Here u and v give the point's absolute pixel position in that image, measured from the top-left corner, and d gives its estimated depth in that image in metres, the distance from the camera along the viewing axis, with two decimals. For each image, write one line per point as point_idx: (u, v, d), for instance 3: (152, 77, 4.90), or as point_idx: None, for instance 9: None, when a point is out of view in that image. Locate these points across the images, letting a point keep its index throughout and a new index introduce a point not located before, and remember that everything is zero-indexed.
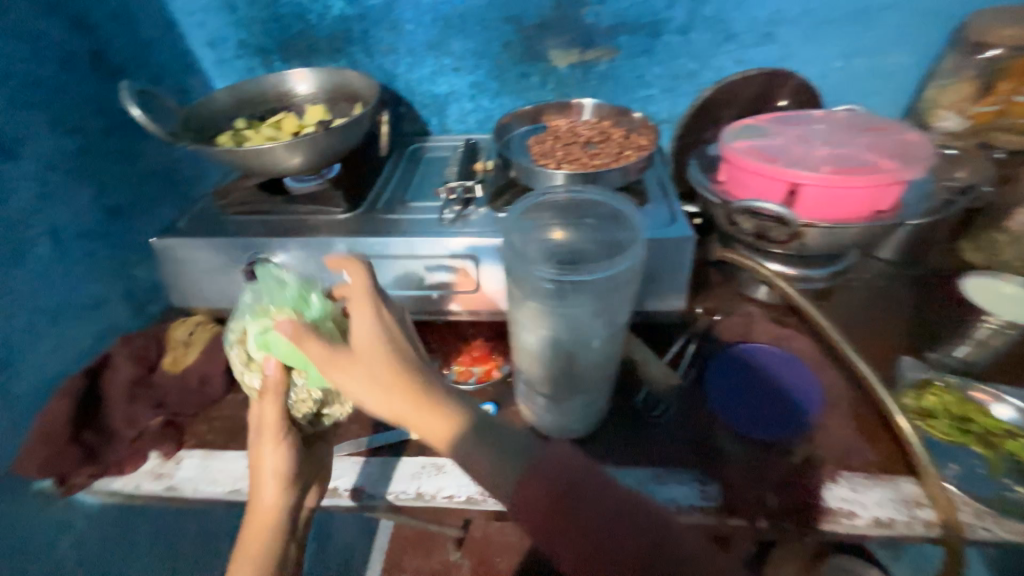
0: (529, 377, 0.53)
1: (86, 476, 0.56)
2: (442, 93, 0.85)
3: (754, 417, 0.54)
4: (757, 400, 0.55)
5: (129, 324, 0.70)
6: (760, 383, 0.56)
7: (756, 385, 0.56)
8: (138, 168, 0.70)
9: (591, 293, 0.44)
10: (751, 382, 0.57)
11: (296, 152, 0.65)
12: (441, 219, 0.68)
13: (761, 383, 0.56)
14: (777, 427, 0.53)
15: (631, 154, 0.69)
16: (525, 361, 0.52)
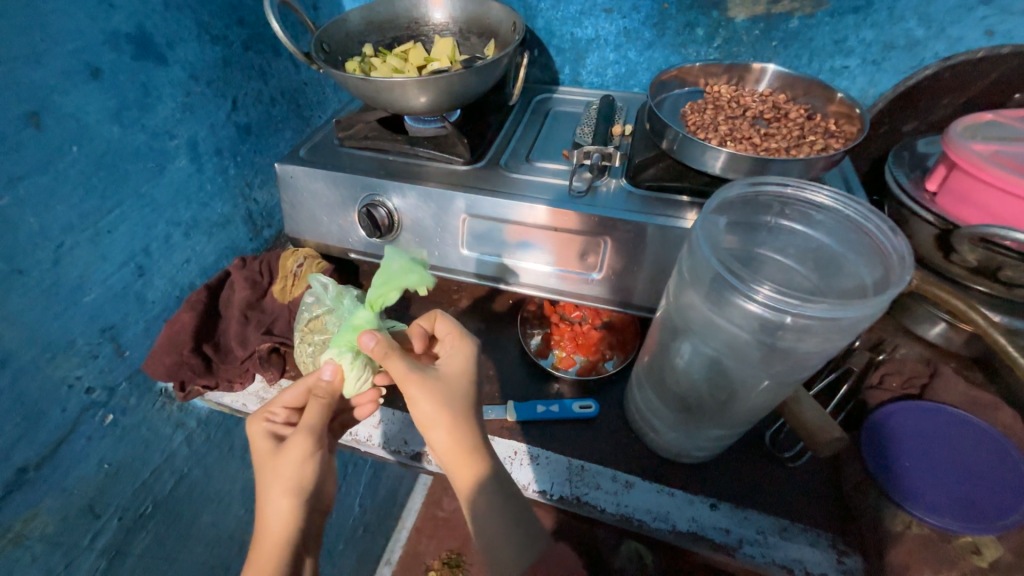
0: (671, 390, 0.47)
1: (202, 386, 0.60)
2: (585, 38, 0.74)
3: (927, 492, 0.44)
4: (933, 474, 0.45)
5: (246, 245, 0.71)
6: (942, 456, 0.46)
7: (935, 457, 0.46)
8: (269, 87, 0.68)
9: (801, 336, 0.35)
10: (928, 453, 0.46)
11: (429, 90, 0.59)
12: (570, 187, 0.59)
13: (942, 456, 0.46)
14: (956, 515, 0.42)
15: (815, 140, 0.56)
16: (675, 370, 0.46)
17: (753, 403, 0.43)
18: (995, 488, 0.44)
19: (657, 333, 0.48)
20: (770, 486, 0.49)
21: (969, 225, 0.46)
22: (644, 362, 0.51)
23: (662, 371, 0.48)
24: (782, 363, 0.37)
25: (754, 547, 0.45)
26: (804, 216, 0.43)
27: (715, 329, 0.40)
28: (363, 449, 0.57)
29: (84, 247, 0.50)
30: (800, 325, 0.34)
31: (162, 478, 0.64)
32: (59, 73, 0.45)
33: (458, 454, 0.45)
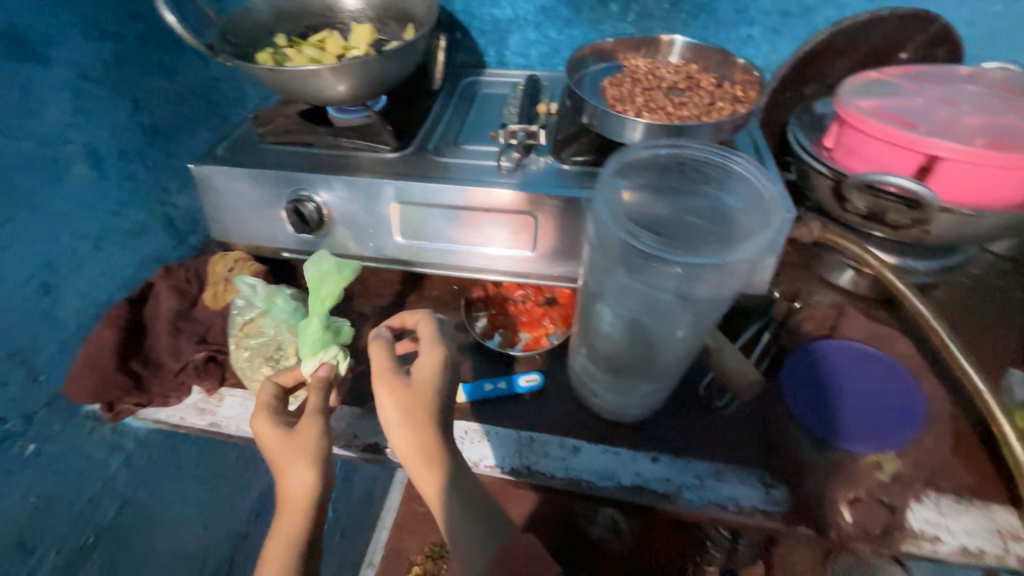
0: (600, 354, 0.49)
1: (132, 404, 0.57)
2: (505, 19, 0.74)
3: (843, 421, 0.48)
4: (846, 402, 0.49)
5: (170, 254, 0.68)
6: (854, 387, 0.50)
7: (850, 389, 0.50)
8: (175, 85, 0.65)
9: (694, 281, 0.38)
10: (842, 386, 0.50)
11: (346, 77, 0.58)
12: (498, 166, 0.60)
13: (854, 388, 0.50)
14: (864, 438, 0.47)
15: (723, 107, 0.60)
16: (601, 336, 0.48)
17: (670, 354, 0.46)
18: (894, 412, 0.49)
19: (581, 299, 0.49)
20: (705, 434, 0.52)
21: (856, 174, 0.51)
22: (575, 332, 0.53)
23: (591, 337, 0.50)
24: (687, 310, 0.40)
25: (693, 492, 0.48)
26: (700, 172, 0.46)
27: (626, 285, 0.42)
28: None
29: None
30: (692, 271, 0.36)
31: (101, 506, 0.60)
32: None
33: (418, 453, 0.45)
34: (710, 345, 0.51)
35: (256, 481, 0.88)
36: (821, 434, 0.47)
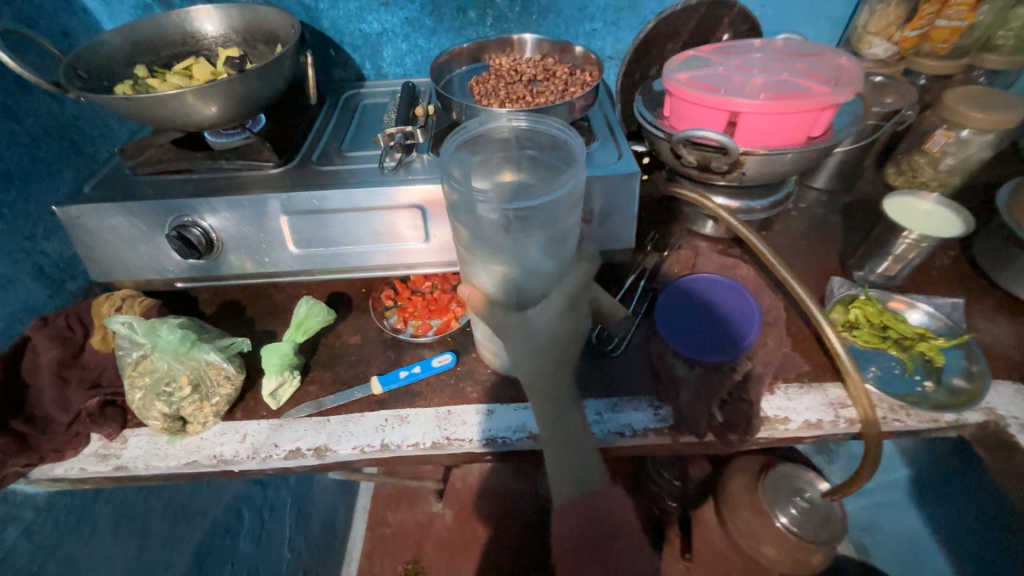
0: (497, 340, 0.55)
1: (19, 467, 0.52)
2: (373, 32, 0.78)
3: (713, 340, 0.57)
4: (700, 323, 0.59)
5: (48, 304, 0.64)
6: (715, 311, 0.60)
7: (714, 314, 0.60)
8: (26, 128, 0.62)
9: (534, 220, 0.44)
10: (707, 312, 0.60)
11: (212, 100, 0.59)
12: (381, 168, 0.63)
13: (717, 312, 0.60)
14: (712, 351, 0.56)
15: (575, 90, 0.67)
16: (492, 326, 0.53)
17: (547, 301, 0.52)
18: (738, 323, 0.58)
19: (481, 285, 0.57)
20: (600, 376, 0.58)
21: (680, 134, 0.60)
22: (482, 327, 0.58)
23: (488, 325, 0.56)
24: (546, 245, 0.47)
25: (594, 426, 0.54)
26: (528, 142, 0.56)
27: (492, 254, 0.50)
28: (233, 468, 0.55)
29: None
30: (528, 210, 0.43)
31: None
32: None
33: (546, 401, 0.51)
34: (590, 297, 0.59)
35: (194, 530, 0.84)
36: (700, 356, 0.55)
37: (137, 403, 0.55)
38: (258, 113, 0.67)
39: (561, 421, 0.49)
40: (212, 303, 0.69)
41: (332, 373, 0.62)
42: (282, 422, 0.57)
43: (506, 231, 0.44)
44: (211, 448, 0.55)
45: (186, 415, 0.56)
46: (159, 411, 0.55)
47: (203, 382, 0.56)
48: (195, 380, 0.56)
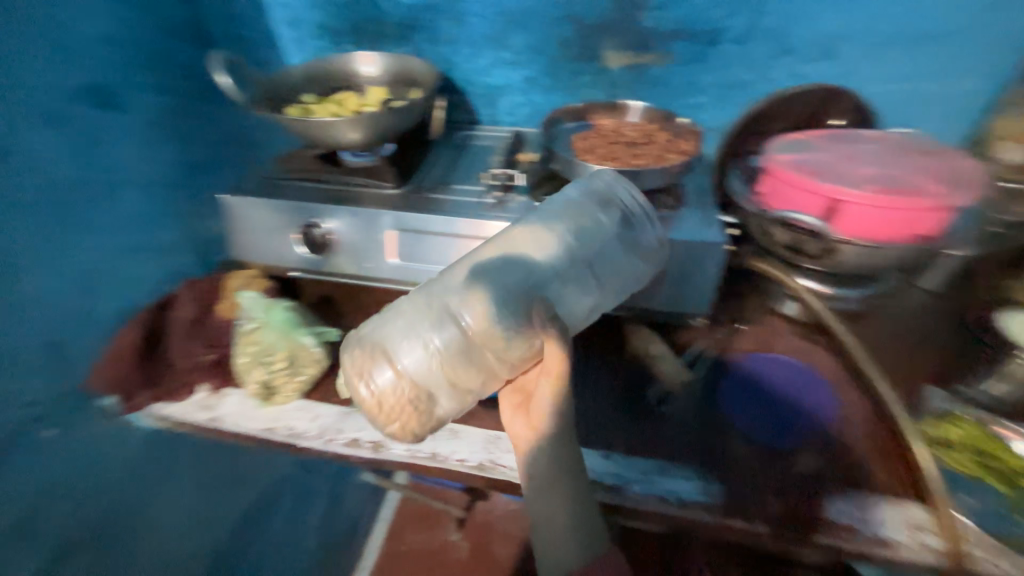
0: (452, 378, 0.51)
1: (145, 399, 0.63)
2: (495, 85, 0.88)
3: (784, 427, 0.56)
4: (780, 390, 0.59)
5: (193, 270, 0.77)
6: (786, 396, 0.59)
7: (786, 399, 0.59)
8: (216, 130, 0.78)
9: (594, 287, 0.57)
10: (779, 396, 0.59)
11: (358, 127, 0.70)
12: (480, 202, 0.71)
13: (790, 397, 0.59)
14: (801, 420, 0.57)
15: (672, 157, 0.71)
16: (483, 361, 0.51)
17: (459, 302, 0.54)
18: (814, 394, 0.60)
19: (439, 310, 0.51)
20: (653, 435, 0.57)
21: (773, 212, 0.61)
22: (412, 359, 0.50)
23: (422, 364, 0.50)
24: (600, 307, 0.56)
25: (638, 485, 0.53)
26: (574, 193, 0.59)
27: (568, 282, 0.54)
28: (300, 444, 0.61)
29: (32, 267, 0.56)
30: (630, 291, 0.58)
31: (101, 497, 0.65)
32: (22, 116, 0.53)
33: (560, 469, 0.49)
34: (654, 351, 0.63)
35: (241, 495, 0.91)
36: (772, 443, 0.55)
37: (241, 365, 0.64)
38: (388, 142, 0.78)
39: (567, 489, 0.49)
40: (312, 294, 0.78)
41: None
42: (349, 412, 0.63)
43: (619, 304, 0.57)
44: (287, 420, 0.62)
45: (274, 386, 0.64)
46: (255, 377, 0.64)
47: (296, 361, 0.65)
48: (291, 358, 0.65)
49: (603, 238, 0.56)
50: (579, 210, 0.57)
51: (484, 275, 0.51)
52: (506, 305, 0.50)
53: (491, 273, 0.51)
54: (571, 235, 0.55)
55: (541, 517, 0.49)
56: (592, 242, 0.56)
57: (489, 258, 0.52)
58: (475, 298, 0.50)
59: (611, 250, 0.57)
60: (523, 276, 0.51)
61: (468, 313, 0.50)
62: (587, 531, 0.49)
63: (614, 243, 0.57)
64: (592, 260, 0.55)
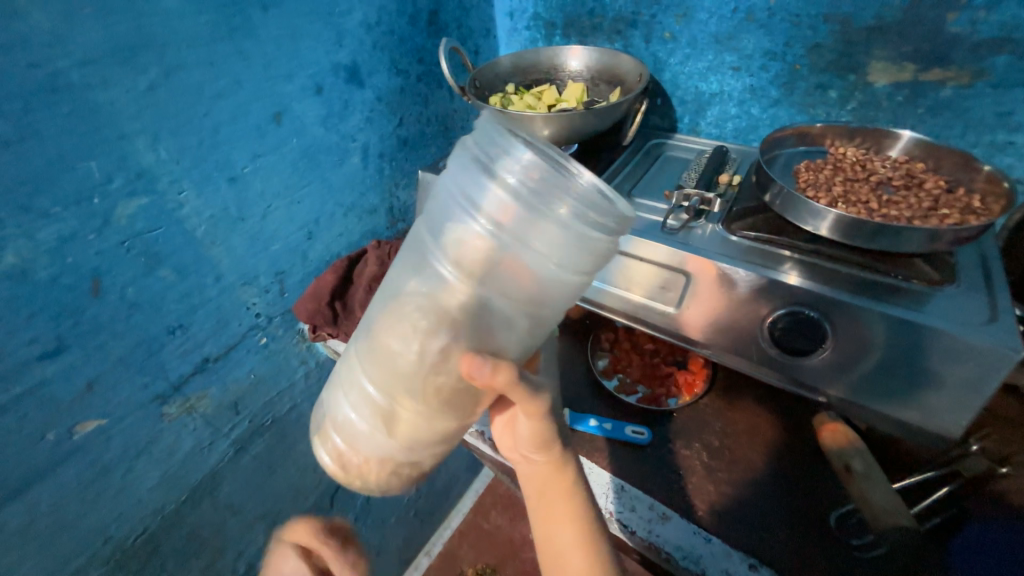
0: (380, 432, 0.44)
1: (327, 332, 0.75)
2: (708, 92, 0.78)
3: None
4: None
5: (383, 231, 0.88)
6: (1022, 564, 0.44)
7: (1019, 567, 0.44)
8: (428, 111, 0.86)
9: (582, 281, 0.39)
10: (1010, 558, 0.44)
11: (552, 124, 0.68)
12: (663, 223, 0.62)
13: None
14: None
15: (948, 215, 0.52)
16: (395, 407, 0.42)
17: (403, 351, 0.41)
18: None
19: (352, 374, 0.45)
20: (824, 566, 0.46)
21: None
22: (342, 417, 0.46)
23: (361, 422, 0.44)
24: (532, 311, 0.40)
25: None
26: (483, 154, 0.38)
27: (466, 321, 0.39)
28: None
29: (280, 209, 0.69)
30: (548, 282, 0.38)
31: (282, 401, 0.80)
32: (299, 88, 0.65)
33: (559, 484, 0.46)
34: (853, 468, 0.47)
35: None
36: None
37: None
38: (576, 142, 0.75)
39: (571, 506, 0.45)
40: None
41: None
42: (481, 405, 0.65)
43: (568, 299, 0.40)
44: None
45: None
46: None
47: None
48: None
49: (489, 242, 0.37)
50: (450, 209, 0.39)
51: (389, 297, 0.43)
52: (392, 349, 0.41)
53: (394, 308, 0.41)
54: (457, 252, 0.38)
55: (544, 536, 0.46)
56: (475, 259, 0.37)
57: (391, 290, 0.43)
58: (373, 334, 0.42)
59: (505, 267, 0.37)
60: (476, 298, 0.38)
61: (372, 359, 0.42)
62: (601, 559, 0.44)
63: (500, 255, 0.37)
64: (478, 278, 0.38)
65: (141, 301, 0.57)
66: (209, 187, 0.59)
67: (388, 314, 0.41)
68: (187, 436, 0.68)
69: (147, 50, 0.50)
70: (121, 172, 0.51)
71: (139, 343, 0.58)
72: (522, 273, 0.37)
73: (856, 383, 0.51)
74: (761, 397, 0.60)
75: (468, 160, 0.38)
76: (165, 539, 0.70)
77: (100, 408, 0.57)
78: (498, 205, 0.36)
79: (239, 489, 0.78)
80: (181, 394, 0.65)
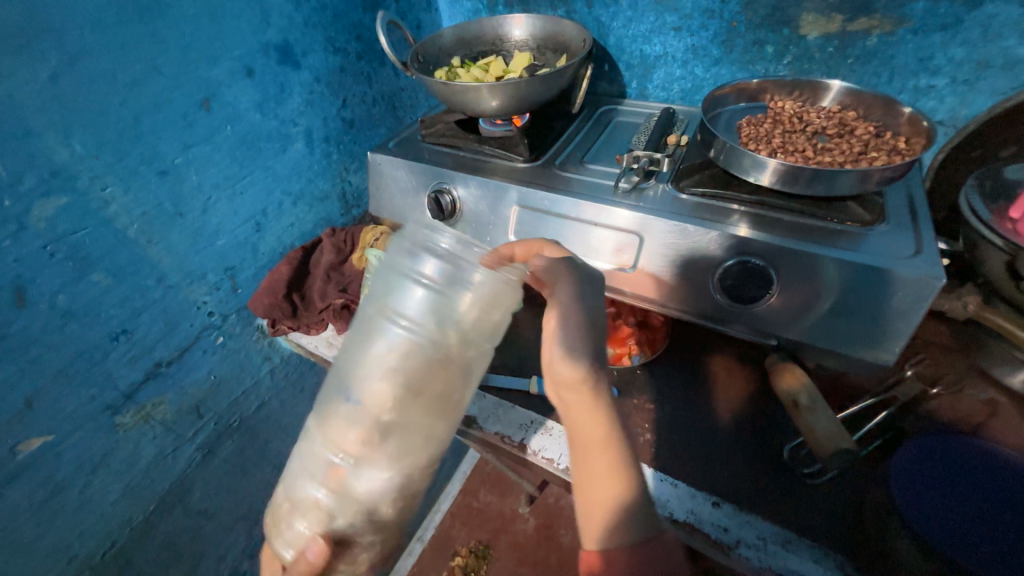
0: (359, 506, 0.52)
1: (288, 326, 0.73)
2: (653, 54, 0.78)
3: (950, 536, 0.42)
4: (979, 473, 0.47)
5: (338, 219, 0.86)
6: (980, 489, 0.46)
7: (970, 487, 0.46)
8: (372, 90, 0.83)
9: (486, 325, 0.52)
10: (965, 468, 0.47)
11: (499, 95, 0.67)
12: (615, 187, 0.64)
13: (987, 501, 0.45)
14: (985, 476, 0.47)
15: (877, 157, 0.55)
16: (361, 491, 0.52)
17: (381, 444, 0.51)
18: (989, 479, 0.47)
19: (317, 455, 0.54)
20: (780, 495, 0.50)
21: (971, 232, 0.52)
22: (307, 497, 0.54)
23: (340, 494, 0.52)
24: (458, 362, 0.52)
25: (751, 549, 0.46)
26: (403, 257, 0.52)
27: (423, 391, 0.51)
28: None
29: (222, 202, 0.66)
30: (460, 338, 0.51)
31: (249, 400, 0.78)
32: (227, 71, 0.62)
33: (594, 423, 0.47)
34: (801, 403, 0.50)
35: None
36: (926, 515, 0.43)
37: None
38: (526, 112, 0.74)
39: (616, 454, 0.46)
40: None
41: (501, 357, 0.67)
42: None
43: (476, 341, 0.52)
44: None
45: None
46: None
47: None
48: None
49: (415, 343, 0.51)
50: (377, 320, 0.53)
51: (330, 412, 0.53)
52: (361, 452, 0.51)
53: (344, 428, 0.52)
54: (393, 345, 0.51)
55: (581, 481, 0.47)
56: (421, 331, 0.51)
57: (327, 409, 0.54)
58: (330, 449, 0.53)
59: (425, 352, 0.51)
60: (417, 367, 0.51)
61: (330, 469, 0.52)
62: (632, 518, 0.44)
63: (428, 346, 0.51)
64: (406, 375, 0.51)
65: (75, 308, 0.54)
66: (137, 183, 0.56)
67: (340, 429, 0.52)
68: (147, 446, 0.65)
69: (45, 34, 0.46)
70: (33, 170, 0.47)
71: (79, 353, 0.55)
72: (452, 334, 0.51)
73: (804, 305, 0.53)
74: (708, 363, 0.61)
75: (399, 263, 0.52)
76: (137, 551, 0.68)
77: (44, 425, 0.54)
78: (427, 294, 0.51)
79: (210, 493, 0.76)
80: (136, 402, 0.62)
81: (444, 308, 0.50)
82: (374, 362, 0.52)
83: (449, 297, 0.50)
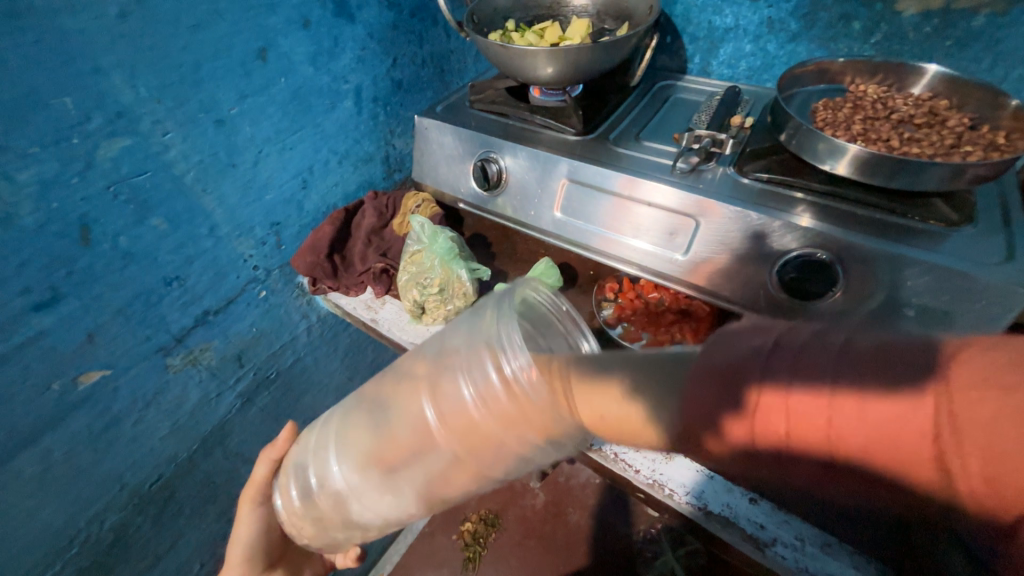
0: (328, 515, 0.53)
1: (328, 286, 0.74)
2: (723, 27, 0.73)
3: None
4: None
5: (380, 182, 0.85)
6: None
7: None
8: (423, 51, 0.81)
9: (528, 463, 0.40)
10: None
11: (556, 61, 0.64)
12: (673, 167, 0.60)
13: None
14: None
15: (971, 152, 0.50)
16: (332, 506, 0.52)
17: (370, 484, 0.47)
18: None
19: (322, 461, 0.52)
20: (824, 502, 0.47)
21: None
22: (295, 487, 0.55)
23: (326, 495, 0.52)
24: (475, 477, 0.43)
25: (785, 548, 0.45)
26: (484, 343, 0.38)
27: (432, 480, 0.44)
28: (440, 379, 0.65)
29: (272, 156, 0.66)
30: (497, 463, 0.41)
31: (286, 354, 0.80)
32: (284, 20, 0.60)
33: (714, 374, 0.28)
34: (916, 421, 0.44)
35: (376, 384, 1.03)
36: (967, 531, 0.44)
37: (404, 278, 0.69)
38: (581, 82, 0.71)
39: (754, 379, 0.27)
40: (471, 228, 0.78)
41: None
42: None
43: (510, 470, 0.42)
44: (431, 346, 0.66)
45: (418, 305, 0.67)
46: (411, 296, 0.68)
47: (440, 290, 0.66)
48: (439, 283, 0.66)
49: (447, 443, 0.42)
50: (428, 387, 0.42)
51: (351, 423, 0.49)
52: (351, 477, 0.49)
53: (350, 452, 0.48)
54: (424, 427, 0.42)
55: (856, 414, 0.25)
56: (455, 437, 0.41)
57: (348, 420, 0.50)
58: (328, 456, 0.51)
59: (448, 460, 0.42)
60: (431, 464, 0.43)
61: (320, 472, 0.52)
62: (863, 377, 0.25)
63: (452, 454, 0.42)
64: (424, 460, 0.43)
65: (135, 251, 0.55)
66: (194, 130, 0.56)
67: (345, 446, 0.49)
68: (193, 389, 0.68)
69: None
70: (101, 110, 0.48)
71: (137, 294, 0.57)
72: (483, 460, 0.41)
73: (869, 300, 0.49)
74: (795, 358, 0.26)
75: (477, 347, 0.39)
76: (180, 485, 0.72)
77: (104, 360, 0.57)
78: (480, 402, 0.38)
79: (247, 438, 0.79)
80: (185, 346, 0.65)
81: (485, 436, 0.39)
82: (403, 423, 0.44)
83: (498, 425, 0.38)
